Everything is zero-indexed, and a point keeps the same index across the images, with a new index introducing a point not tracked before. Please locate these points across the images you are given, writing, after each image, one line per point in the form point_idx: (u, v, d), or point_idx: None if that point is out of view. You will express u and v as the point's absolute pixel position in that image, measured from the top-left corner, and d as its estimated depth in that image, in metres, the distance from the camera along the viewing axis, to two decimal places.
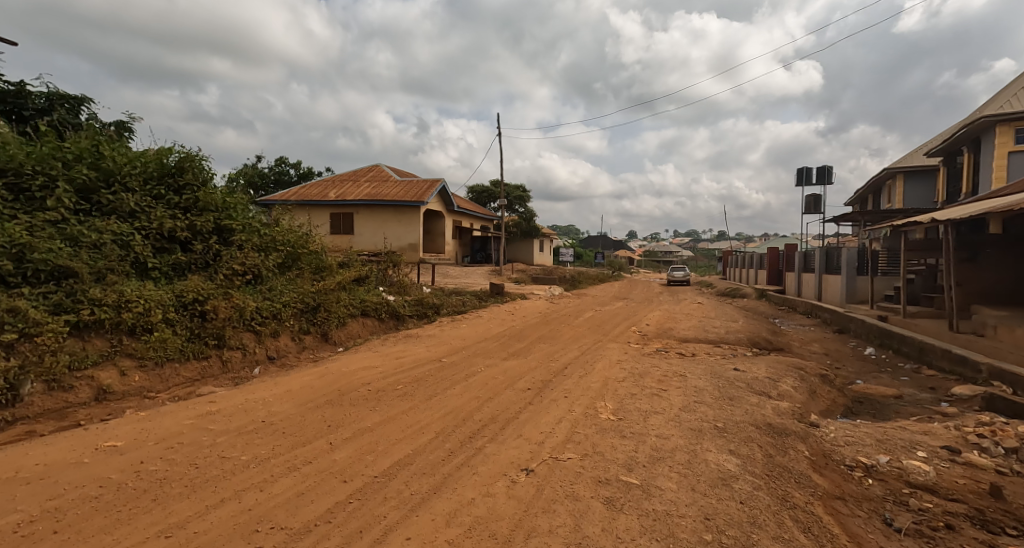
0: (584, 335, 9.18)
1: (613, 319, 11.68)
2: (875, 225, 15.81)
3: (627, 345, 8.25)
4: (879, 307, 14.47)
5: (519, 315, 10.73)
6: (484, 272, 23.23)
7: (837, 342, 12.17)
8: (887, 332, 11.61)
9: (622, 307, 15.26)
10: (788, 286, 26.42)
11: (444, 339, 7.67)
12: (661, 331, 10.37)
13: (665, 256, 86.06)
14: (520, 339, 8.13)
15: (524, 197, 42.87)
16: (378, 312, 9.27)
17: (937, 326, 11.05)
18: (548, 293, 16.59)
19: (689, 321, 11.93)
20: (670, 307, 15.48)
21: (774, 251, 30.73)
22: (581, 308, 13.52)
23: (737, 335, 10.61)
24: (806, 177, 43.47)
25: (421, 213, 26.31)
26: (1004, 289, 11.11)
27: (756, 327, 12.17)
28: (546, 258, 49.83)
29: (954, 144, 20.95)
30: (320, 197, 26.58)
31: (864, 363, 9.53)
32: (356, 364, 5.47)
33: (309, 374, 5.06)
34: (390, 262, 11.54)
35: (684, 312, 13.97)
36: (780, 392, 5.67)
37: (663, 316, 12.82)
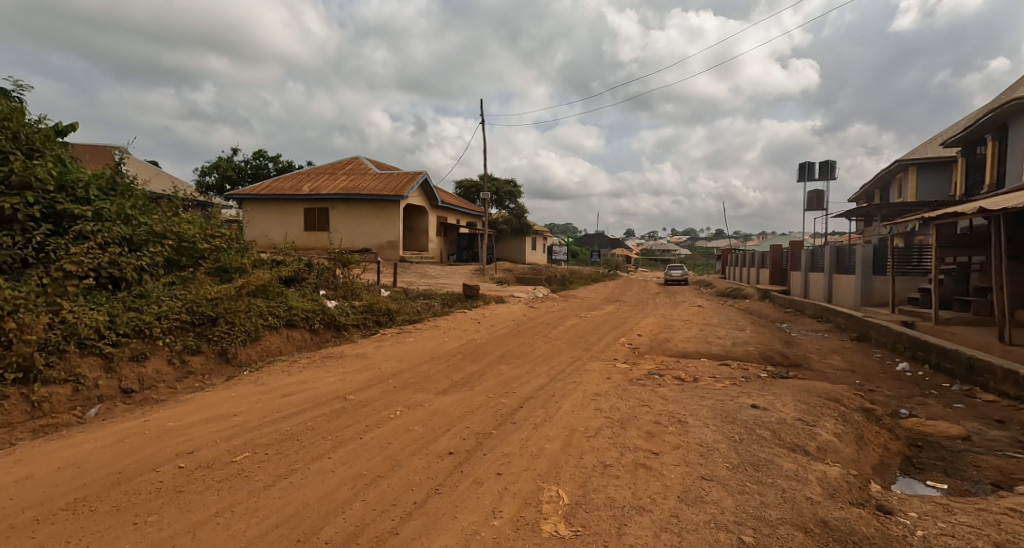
0: (563, 351, 7.50)
1: (601, 328, 10.03)
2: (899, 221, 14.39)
3: (612, 366, 6.59)
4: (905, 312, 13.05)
5: (491, 324, 9.08)
6: (467, 272, 21.61)
7: (860, 354, 10.57)
8: (918, 343, 10.02)
9: (613, 311, 13.59)
10: (793, 287, 24.85)
11: (378, 359, 5.98)
12: (655, 344, 8.71)
13: (663, 255, 84.60)
14: (480, 358, 6.46)
15: (515, 192, 41.15)
16: (309, 323, 7.57)
17: (981, 336, 9.44)
18: (530, 295, 14.90)
19: (688, 330, 10.27)
20: (667, 312, 13.82)
21: (777, 249, 29.14)
22: (565, 313, 11.84)
23: (747, 349, 8.96)
24: (808, 173, 41.86)
25: (400, 208, 24.58)
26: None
27: (767, 337, 10.51)
28: (538, 257, 48.20)
29: (976, 132, 19.60)
30: (293, 192, 24.82)
31: (901, 384, 7.89)
32: (211, 412, 3.78)
33: (115, 432, 3.32)
34: (338, 261, 9.78)
35: (684, 318, 12.31)
36: (821, 447, 4.00)
37: (660, 322, 11.15)
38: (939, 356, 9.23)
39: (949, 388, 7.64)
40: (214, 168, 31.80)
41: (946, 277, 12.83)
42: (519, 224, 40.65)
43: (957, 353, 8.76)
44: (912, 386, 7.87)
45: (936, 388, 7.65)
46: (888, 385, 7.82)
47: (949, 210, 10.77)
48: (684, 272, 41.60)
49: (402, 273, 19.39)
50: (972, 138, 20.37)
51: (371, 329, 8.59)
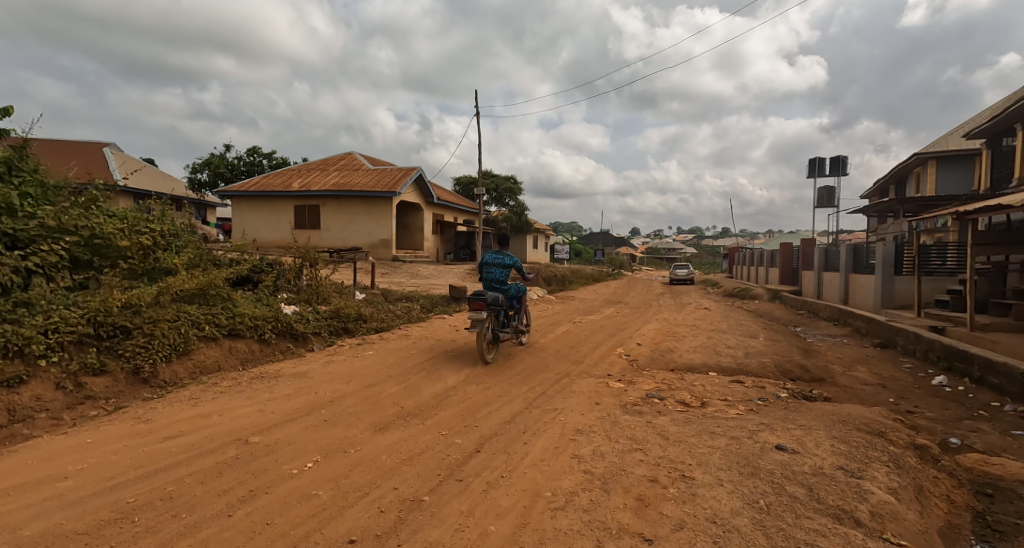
0: (553, 367, 6.47)
1: (596, 336, 9.01)
2: (925, 218, 13.80)
3: (605, 388, 5.54)
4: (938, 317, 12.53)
5: (475, 331, 8.15)
6: (463, 272, 20.77)
7: (887, 367, 9.57)
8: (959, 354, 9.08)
9: (613, 315, 12.53)
10: (805, 287, 23.96)
11: (322, 378, 4.98)
12: (656, 357, 7.67)
13: (669, 254, 83.36)
14: (447, 377, 5.46)
15: (514, 189, 40.26)
16: (258, 333, 6.51)
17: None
18: (524, 298, 13.91)
19: (695, 338, 9.19)
20: (671, 316, 12.75)
21: (787, 248, 28.10)
22: (558, 318, 10.85)
23: (762, 362, 7.93)
24: (819, 169, 40.81)
25: (393, 205, 23.61)
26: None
27: (783, 346, 9.42)
28: (539, 255, 47.29)
29: (1005, 122, 20.35)
30: (284, 189, 23.81)
31: (943, 406, 6.91)
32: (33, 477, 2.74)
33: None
34: (306, 261, 8.75)
35: (689, 323, 11.25)
36: (877, 514, 2.96)
37: (663, 329, 10.07)
38: (986, 368, 8.32)
39: (1005, 409, 6.70)
40: (205, 165, 30.50)
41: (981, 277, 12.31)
42: (519, 222, 39.80)
43: (1008, 365, 7.79)
44: (957, 407, 6.90)
45: (989, 410, 6.73)
46: (929, 407, 6.84)
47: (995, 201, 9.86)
48: (690, 270, 40.58)
49: (393, 273, 18.53)
50: (1000, 128, 21.01)
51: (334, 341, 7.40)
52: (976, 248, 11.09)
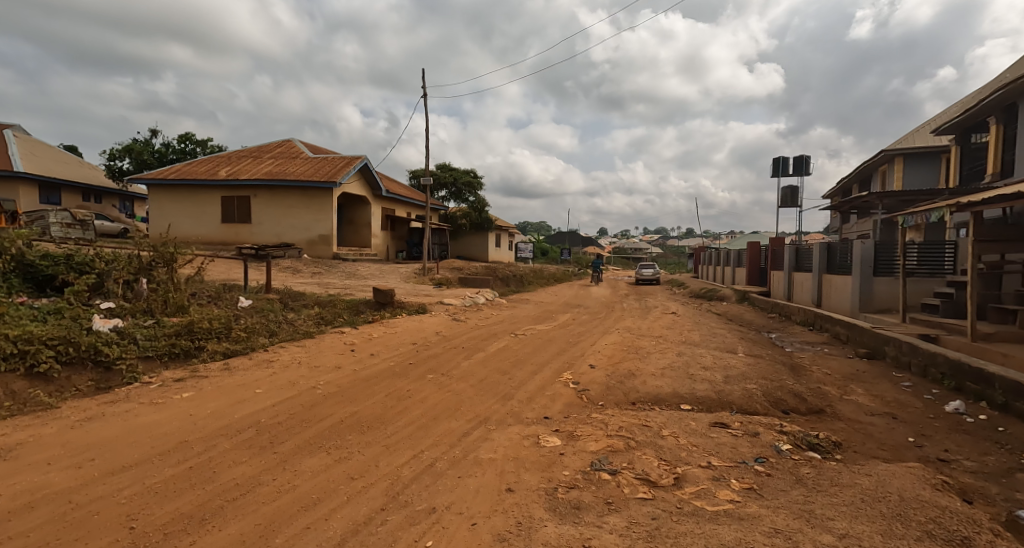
0: (470, 412, 4.55)
1: (540, 353, 7.15)
2: (915, 213, 12.77)
3: (532, 451, 3.70)
4: (934, 323, 12.01)
5: (381, 349, 6.21)
6: (410, 273, 18.85)
7: (888, 394, 8.23)
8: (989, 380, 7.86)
9: (567, 324, 10.67)
10: (773, 287, 23.13)
11: (47, 460, 3.04)
12: (614, 390, 5.90)
13: (635, 253, 82.91)
14: (285, 436, 3.44)
15: (473, 183, 38.84)
16: (25, 363, 4.29)
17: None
18: (464, 302, 11.98)
19: (664, 358, 7.40)
20: (632, 324, 11.03)
21: (754, 247, 27.19)
22: (499, 328, 8.96)
23: (748, 392, 6.34)
24: (782, 168, 40.33)
25: (335, 196, 21.26)
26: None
27: (767, 366, 7.79)
28: (500, 253, 45.39)
29: (977, 115, 19.81)
30: (208, 177, 20.82)
31: (982, 455, 5.48)
32: None
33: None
34: (161, 258, 6.58)
35: (655, 335, 9.54)
36: None
37: (624, 344, 8.24)
38: (1014, 393, 7.29)
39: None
40: (124, 151, 26.56)
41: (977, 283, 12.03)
42: (479, 219, 39.01)
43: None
44: (999, 452, 5.62)
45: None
46: (964, 453, 5.53)
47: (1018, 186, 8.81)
48: (656, 270, 39.71)
49: (329, 273, 16.54)
50: (970, 123, 20.61)
51: (148, 376, 4.82)
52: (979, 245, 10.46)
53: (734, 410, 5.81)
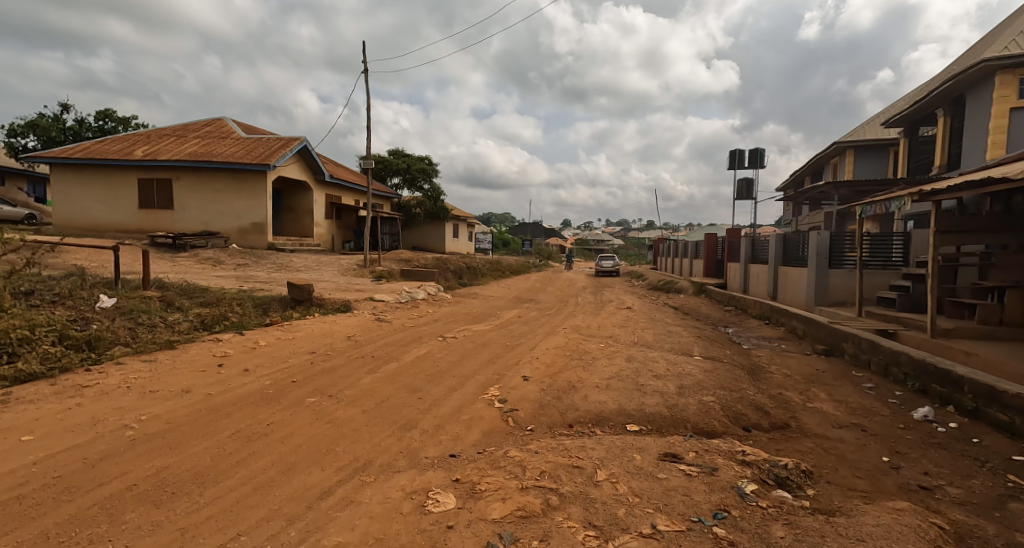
0: (349, 457, 3.36)
1: (468, 362, 6.11)
2: (874, 201, 12.28)
3: (408, 525, 2.64)
4: (891, 318, 11.67)
5: (261, 362, 4.95)
6: (351, 265, 17.47)
7: (852, 401, 7.62)
8: (958, 383, 7.32)
9: (511, 324, 9.65)
10: (730, 280, 22.94)
11: None
12: (548, 412, 4.91)
13: (596, 245, 82.95)
14: (16, 523, 2.51)
15: (429, 170, 37.49)
16: None
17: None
18: (400, 299, 10.78)
19: (611, 366, 6.50)
20: (583, 322, 10.12)
21: (711, 239, 26.98)
22: (429, 329, 7.87)
23: (705, 407, 5.57)
24: (738, 161, 40.47)
25: (270, 181, 19.41)
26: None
27: (725, 371, 7.01)
28: (457, 245, 44.09)
29: (925, 108, 19.89)
30: (121, 156, 18.64)
31: (965, 480, 4.82)
32: None
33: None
34: None
35: (606, 336, 8.64)
36: None
37: (569, 347, 7.30)
38: (985, 398, 6.79)
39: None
40: (29, 127, 23.84)
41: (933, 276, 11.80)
42: (434, 208, 37.75)
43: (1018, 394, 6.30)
44: (982, 475, 5.00)
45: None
46: (945, 477, 4.87)
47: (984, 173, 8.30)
48: (615, 263, 39.44)
49: (256, 265, 15.00)
50: (918, 116, 20.74)
51: None
52: (942, 236, 9.98)
53: (689, 436, 4.93)
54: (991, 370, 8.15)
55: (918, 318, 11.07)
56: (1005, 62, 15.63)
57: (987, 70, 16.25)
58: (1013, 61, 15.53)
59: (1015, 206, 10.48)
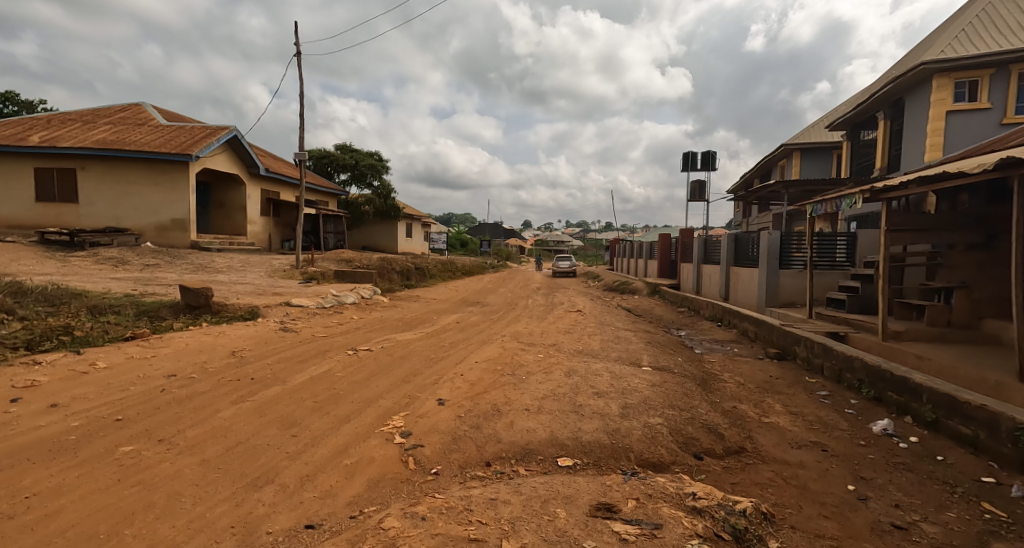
0: (137, 544, 2.50)
1: (376, 381, 5.12)
2: (824, 199, 11.97)
3: None
4: (842, 320, 11.38)
5: (84, 395, 3.81)
6: (282, 266, 16.08)
7: (808, 413, 7.08)
8: (916, 392, 6.85)
9: (445, 331, 8.69)
10: (684, 280, 22.75)
11: None
12: (459, 447, 4.01)
13: (555, 246, 82.85)
14: None
15: (378, 166, 35.93)
16: None
17: (980, 371, 7.16)
18: (322, 303, 9.62)
19: (548, 383, 5.68)
20: (525, 329, 9.27)
21: (665, 239, 26.80)
22: (344, 339, 6.81)
23: (652, 432, 4.82)
24: (691, 162, 40.82)
25: (192, 172, 17.70)
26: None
27: (676, 384, 6.36)
28: (411, 244, 42.65)
29: (867, 111, 20.18)
30: (14, 142, 16.50)
31: (938, 514, 4.25)
32: None
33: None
34: None
35: (548, 346, 7.81)
36: None
37: (503, 360, 6.42)
38: (944, 409, 6.30)
39: (1015, 495, 4.73)
40: None
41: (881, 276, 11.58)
42: (384, 206, 36.24)
43: (981, 406, 5.80)
44: (957, 506, 4.47)
45: (1003, 501, 4.65)
46: (918, 510, 4.28)
47: (937, 170, 7.92)
48: (572, 263, 39.01)
49: (168, 265, 13.45)
50: (860, 119, 21.07)
51: None
52: (893, 234, 9.65)
53: (628, 475, 4.11)
54: (944, 376, 7.74)
55: (868, 319, 10.80)
56: (941, 65, 15.86)
57: (925, 73, 16.47)
58: (949, 64, 15.75)
59: (959, 204, 10.27)
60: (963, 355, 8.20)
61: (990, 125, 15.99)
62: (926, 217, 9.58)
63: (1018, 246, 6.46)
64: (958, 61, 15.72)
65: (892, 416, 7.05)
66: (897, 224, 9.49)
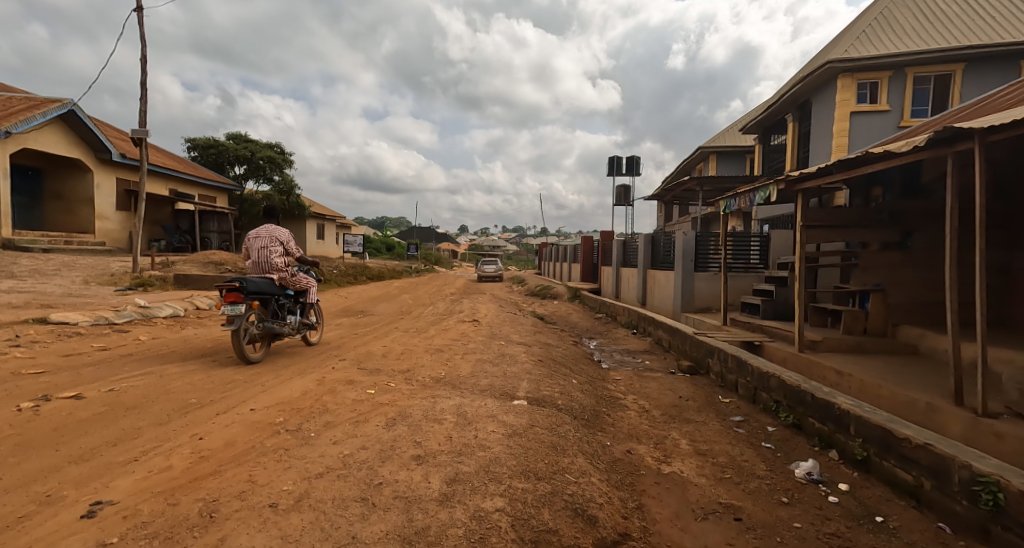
0: None
1: (14, 464, 2.99)
2: (737, 193, 10.89)
3: None
4: (758, 327, 10.33)
5: None
6: (120, 271, 13.17)
7: (720, 453, 5.64)
8: (842, 422, 5.54)
9: (270, 355, 6.58)
10: (604, 284, 21.73)
11: None
12: None
13: (486, 250, 81.24)
14: None
15: (278, 158, 32.57)
16: None
17: (908, 389, 5.96)
18: (105, 320, 7.20)
19: (346, 445, 3.73)
20: (385, 347, 7.32)
21: (586, 242, 25.78)
22: (65, 377, 4.57)
23: (481, 531, 3.03)
24: (616, 167, 40.48)
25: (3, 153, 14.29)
26: (994, 290, 6.41)
27: (548, 427, 4.68)
28: (323, 247, 39.41)
29: (777, 112, 19.94)
30: None
31: None
32: None
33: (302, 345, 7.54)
34: None
35: (396, 375, 5.89)
36: None
37: (301, 402, 4.40)
38: (877, 446, 4.99)
39: None
40: None
41: (795, 278, 10.64)
42: (287, 203, 32.90)
43: (923, 444, 4.47)
44: None
45: None
46: None
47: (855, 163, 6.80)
48: (497, 267, 37.33)
49: None
50: (771, 121, 20.89)
51: None
52: (807, 231, 8.56)
53: None
54: (867, 397, 6.53)
55: (784, 326, 9.75)
56: (845, 65, 15.58)
57: (830, 73, 16.17)
58: (853, 64, 15.50)
59: (873, 199, 9.37)
60: (884, 368, 7.06)
61: (890, 128, 15.89)
62: (841, 211, 8.56)
63: (952, 240, 5.29)
64: (861, 61, 15.46)
65: (815, 450, 5.74)
66: (812, 219, 8.41)
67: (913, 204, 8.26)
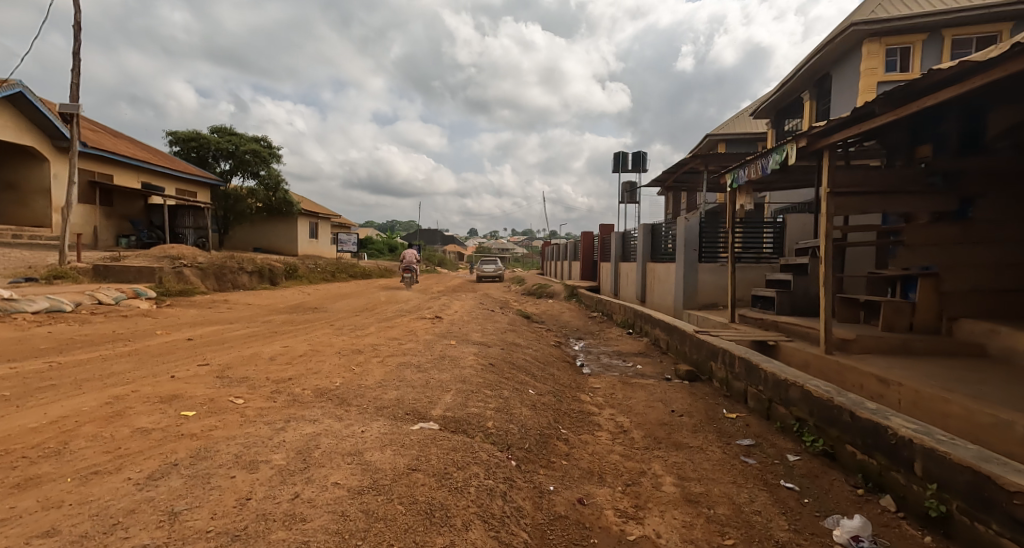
0: None
1: None
2: (746, 162, 9.07)
3: None
4: (773, 324, 8.50)
5: None
6: (44, 265, 11.71)
7: (720, 499, 3.86)
8: (904, 457, 3.73)
9: (119, 359, 4.96)
10: (602, 281, 19.94)
11: None
12: None
13: (492, 252, 79.42)
14: None
15: (263, 151, 31.19)
16: None
17: (995, 408, 4.14)
18: None
19: (15, 529, 2.02)
20: (285, 348, 5.65)
21: (585, 237, 23.98)
22: None
23: None
24: (621, 163, 38.54)
25: None
26: None
27: (440, 470, 2.96)
28: (315, 247, 37.89)
29: (791, 90, 18.06)
30: None
31: None
32: None
33: (320, 322, 8.85)
34: None
35: (264, 388, 4.20)
36: None
37: (21, 439, 2.69)
38: (969, 499, 3.19)
39: None
40: None
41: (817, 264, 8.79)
42: (273, 200, 31.52)
43: None
44: None
45: None
46: None
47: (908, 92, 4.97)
48: (497, 267, 35.52)
49: None
50: (785, 102, 18.98)
51: None
52: (836, 199, 6.72)
53: None
54: (929, 417, 4.72)
55: (805, 322, 7.91)
56: (871, 27, 13.72)
57: (853, 39, 14.32)
58: (881, 26, 13.64)
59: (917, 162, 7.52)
60: (945, 375, 5.24)
61: None
62: (881, 173, 6.69)
63: None
64: (890, 22, 13.60)
65: (859, 496, 3.95)
66: (842, 182, 6.58)
67: (974, 162, 6.41)
